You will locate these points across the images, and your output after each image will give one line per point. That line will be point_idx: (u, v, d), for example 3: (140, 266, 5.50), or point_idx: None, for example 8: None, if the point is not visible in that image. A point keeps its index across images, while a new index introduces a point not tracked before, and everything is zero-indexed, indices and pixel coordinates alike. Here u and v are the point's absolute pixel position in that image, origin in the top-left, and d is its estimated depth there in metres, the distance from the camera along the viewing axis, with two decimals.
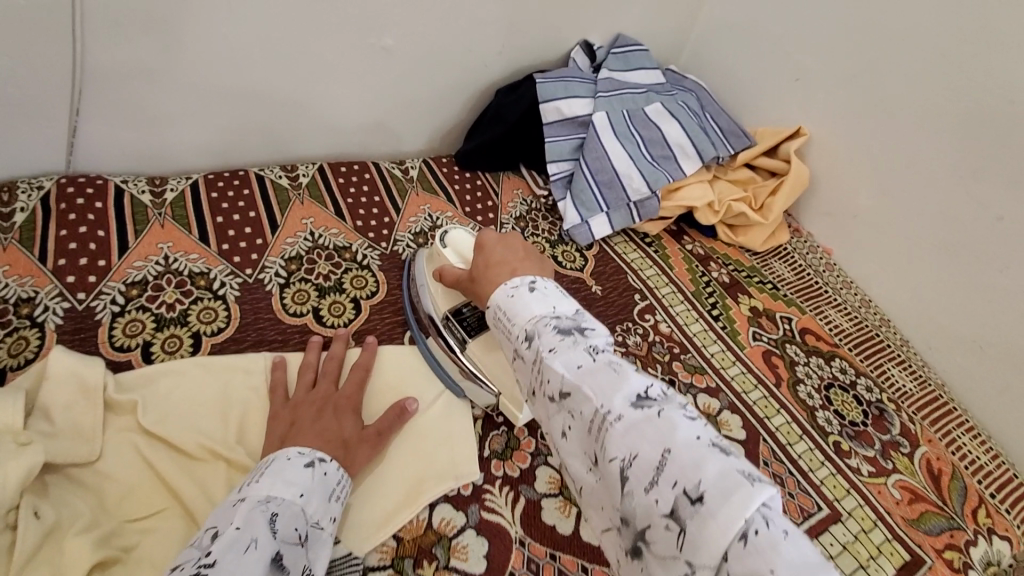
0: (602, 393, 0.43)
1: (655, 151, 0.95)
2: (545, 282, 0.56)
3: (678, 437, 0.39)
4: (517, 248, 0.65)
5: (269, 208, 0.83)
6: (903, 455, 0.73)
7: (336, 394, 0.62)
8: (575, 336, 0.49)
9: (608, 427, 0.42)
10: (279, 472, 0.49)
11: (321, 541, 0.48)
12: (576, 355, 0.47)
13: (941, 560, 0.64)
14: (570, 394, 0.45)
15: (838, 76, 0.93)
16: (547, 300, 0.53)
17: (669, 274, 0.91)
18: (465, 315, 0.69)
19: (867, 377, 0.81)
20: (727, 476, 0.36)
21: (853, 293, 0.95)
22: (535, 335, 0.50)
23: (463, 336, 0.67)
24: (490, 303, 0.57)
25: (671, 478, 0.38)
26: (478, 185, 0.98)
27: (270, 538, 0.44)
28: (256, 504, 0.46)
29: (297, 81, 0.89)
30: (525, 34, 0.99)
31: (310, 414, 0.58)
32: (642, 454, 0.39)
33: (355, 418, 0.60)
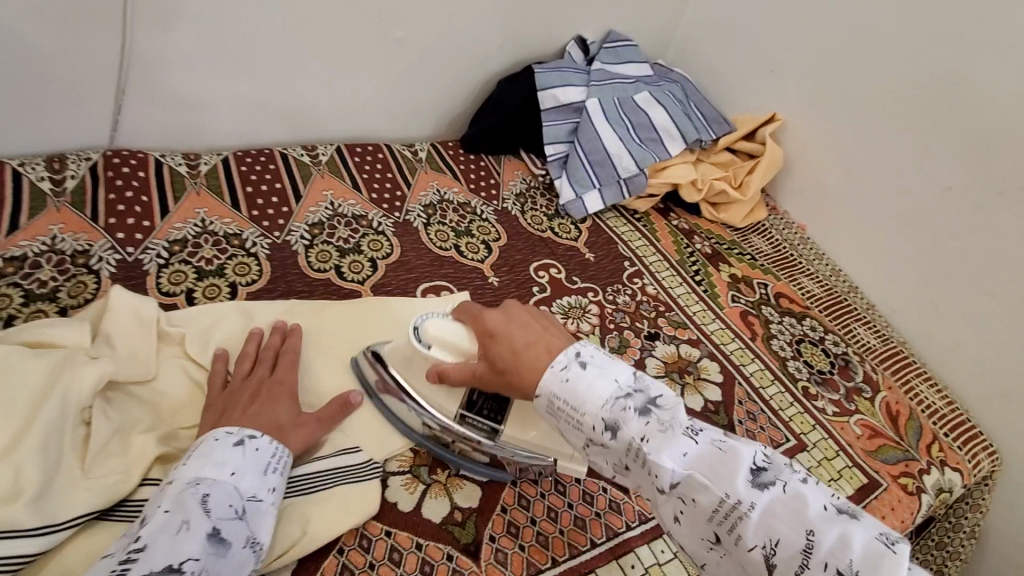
0: (723, 481, 0.46)
1: (643, 134, 1.04)
2: (587, 348, 0.55)
3: (812, 513, 0.44)
4: (529, 321, 0.58)
5: (293, 180, 0.92)
6: (865, 398, 0.82)
7: (270, 379, 0.61)
8: (654, 413, 0.50)
9: (739, 515, 0.45)
10: (207, 455, 0.50)
11: (263, 511, 0.49)
12: (679, 443, 0.49)
13: (897, 484, 0.73)
14: (682, 485, 0.48)
15: (809, 66, 1.02)
16: (607, 373, 0.52)
17: (657, 245, 1.00)
18: (476, 402, 0.61)
19: (834, 334, 0.90)
20: (869, 544, 0.42)
21: (825, 263, 1.04)
22: (616, 422, 0.50)
23: (492, 426, 0.60)
24: (535, 389, 0.54)
25: (822, 560, 0.42)
26: (482, 166, 1.07)
27: (202, 516, 0.45)
28: (184, 487, 0.46)
29: (318, 68, 0.98)
30: (524, 29, 1.09)
31: (244, 400, 0.57)
32: (782, 538, 0.44)
33: (290, 402, 0.59)
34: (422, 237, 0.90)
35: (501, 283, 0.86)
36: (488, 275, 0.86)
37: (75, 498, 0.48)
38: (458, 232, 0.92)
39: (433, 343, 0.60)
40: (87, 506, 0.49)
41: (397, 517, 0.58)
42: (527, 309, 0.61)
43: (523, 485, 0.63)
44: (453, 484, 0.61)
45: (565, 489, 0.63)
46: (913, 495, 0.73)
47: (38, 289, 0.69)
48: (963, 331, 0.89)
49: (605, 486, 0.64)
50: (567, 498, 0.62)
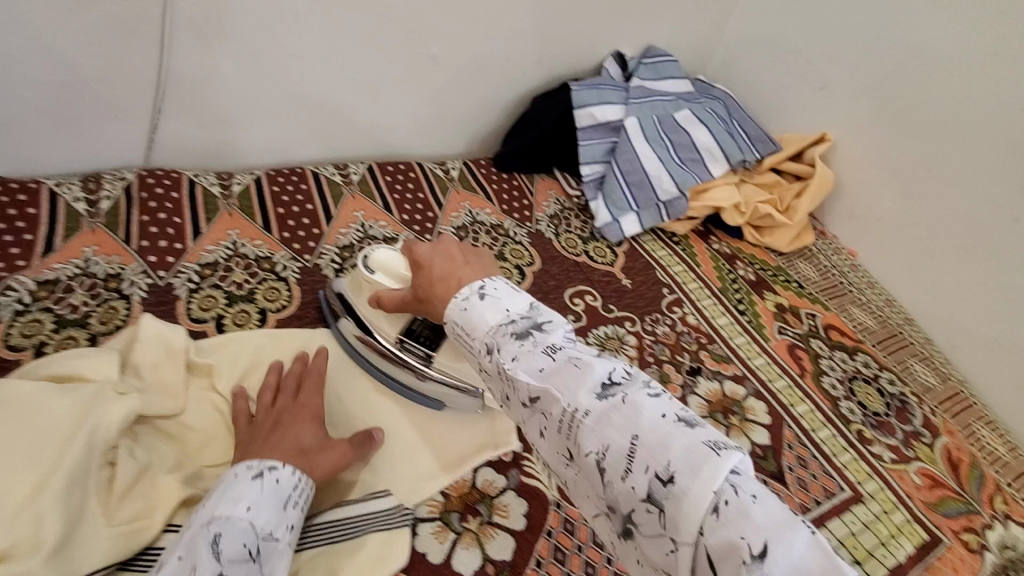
0: (567, 391, 0.41)
1: (684, 154, 1.00)
2: (494, 281, 0.51)
3: (643, 420, 0.38)
4: (454, 254, 0.56)
5: (324, 201, 0.90)
6: (925, 444, 0.76)
7: (293, 404, 0.60)
8: (533, 337, 0.45)
9: (578, 423, 0.40)
10: (225, 492, 0.48)
11: (277, 551, 0.47)
12: (535, 358, 0.44)
13: (960, 541, 0.67)
14: (538, 399, 0.42)
15: (862, 85, 0.97)
16: (500, 303, 0.49)
17: (696, 270, 0.95)
18: (416, 329, 0.65)
19: (890, 371, 0.84)
20: (694, 450, 0.36)
21: (877, 293, 0.97)
22: (495, 345, 0.46)
23: (426, 352, 0.65)
24: (445, 318, 0.52)
25: (643, 463, 0.37)
26: (515, 185, 1.04)
27: (211, 560, 0.43)
28: (199, 527, 0.45)
29: (354, 86, 0.97)
30: (561, 45, 1.06)
31: (266, 430, 0.56)
32: (613, 444, 0.38)
33: (313, 426, 0.58)
34: None
35: None
36: None
37: (95, 548, 0.47)
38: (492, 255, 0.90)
39: (378, 269, 0.67)
40: (108, 557, 0.47)
41: (426, 569, 0.54)
42: (461, 244, 0.58)
43: (559, 536, 0.58)
44: (485, 534, 0.57)
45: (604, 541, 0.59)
46: (978, 554, 0.67)
47: (70, 315, 0.68)
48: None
49: None
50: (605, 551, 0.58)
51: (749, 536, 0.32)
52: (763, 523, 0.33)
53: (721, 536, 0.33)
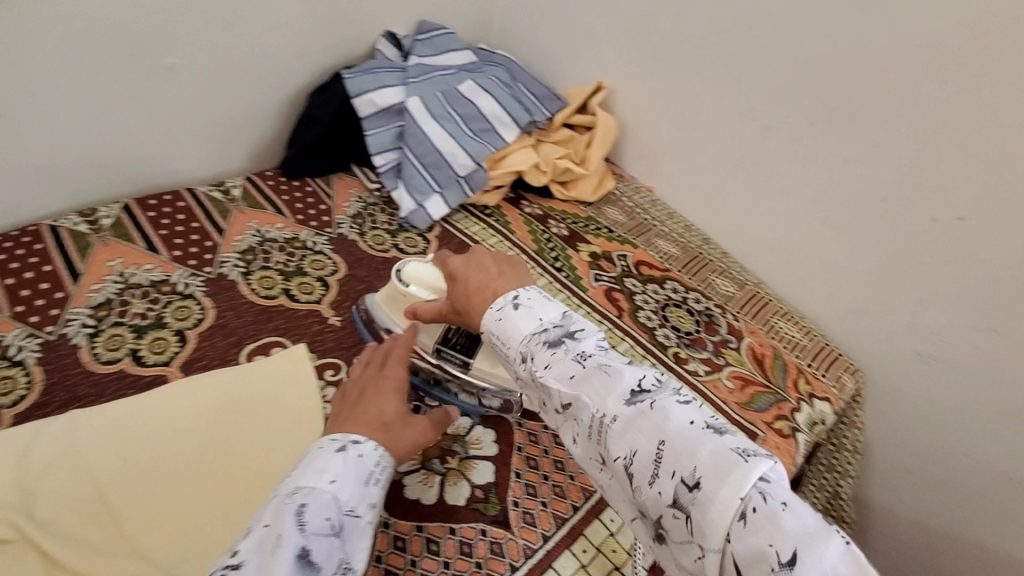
0: (597, 398, 0.45)
1: (474, 126, 0.98)
2: (527, 291, 0.54)
3: (673, 426, 0.42)
4: (487, 263, 0.59)
5: (67, 258, 0.76)
6: (733, 349, 0.83)
7: (378, 376, 0.56)
8: (565, 344, 0.49)
9: (606, 429, 0.44)
10: (310, 464, 0.45)
11: (358, 529, 0.43)
12: (566, 365, 0.47)
13: (773, 431, 0.74)
14: (570, 404, 0.46)
15: (624, 28, 1.01)
16: (532, 312, 0.52)
17: (512, 238, 0.95)
18: (451, 337, 0.67)
19: (695, 291, 0.90)
20: (722, 458, 0.40)
21: (677, 221, 1.04)
22: (529, 354, 0.50)
23: (464, 359, 0.66)
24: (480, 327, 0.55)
25: (670, 468, 0.41)
26: (309, 191, 0.96)
27: (294, 531, 0.39)
28: (283, 498, 0.42)
29: (77, 117, 0.81)
30: (325, 33, 0.98)
31: (346, 405, 0.54)
32: (641, 450, 0.42)
33: (398, 399, 0.54)
34: (243, 289, 0.77)
35: (344, 322, 0.76)
36: (328, 317, 0.76)
37: None
38: (287, 273, 0.81)
39: (413, 282, 0.70)
40: None
41: None
42: (493, 254, 0.60)
43: (390, 558, 0.54)
44: None
45: (440, 545, 0.56)
46: (790, 437, 0.74)
47: None
48: (804, 263, 0.92)
49: (483, 529, 0.57)
50: (442, 557, 0.55)
51: (778, 544, 0.36)
52: (793, 529, 0.36)
53: (748, 543, 0.37)
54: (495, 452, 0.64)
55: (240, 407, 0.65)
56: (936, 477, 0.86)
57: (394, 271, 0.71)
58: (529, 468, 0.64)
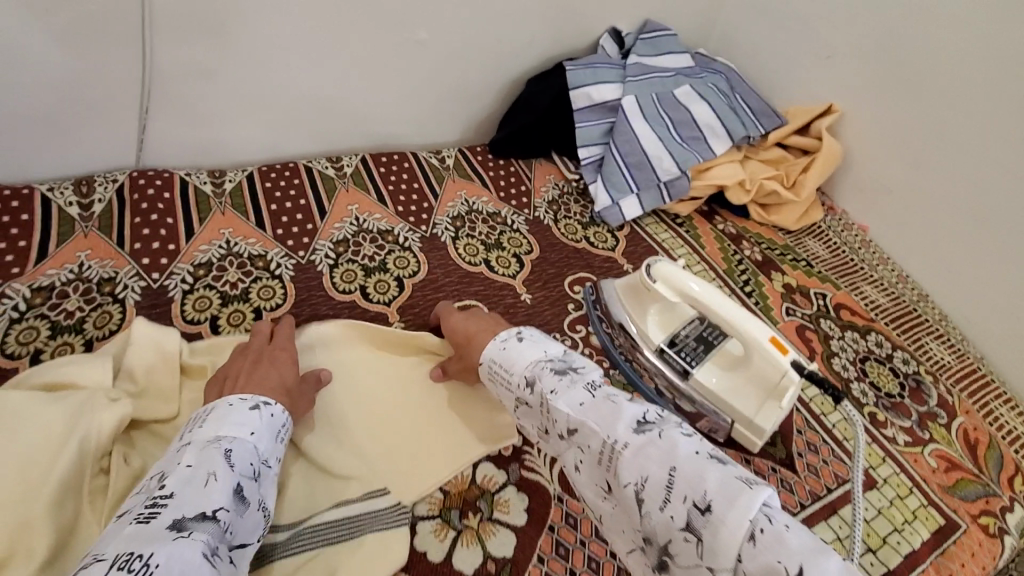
0: (606, 425, 0.49)
1: (684, 132, 0.97)
2: (530, 330, 0.62)
3: (681, 453, 0.45)
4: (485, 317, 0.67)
5: (317, 195, 0.89)
6: (940, 424, 0.74)
7: (269, 347, 0.63)
8: (572, 374, 0.54)
9: (617, 454, 0.47)
10: (223, 416, 0.51)
11: (270, 478, 0.51)
12: (576, 393, 0.52)
13: (977, 525, 0.66)
14: (577, 431, 0.51)
15: (873, 51, 0.92)
16: (539, 345, 0.59)
17: (701, 253, 0.93)
18: (680, 342, 0.69)
19: (903, 350, 0.81)
20: (729, 483, 0.42)
21: (889, 269, 0.95)
22: (535, 378, 0.55)
23: (686, 367, 0.67)
24: (482, 359, 0.61)
25: (681, 493, 0.43)
26: (512, 172, 1.01)
27: (224, 469, 0.47)
28: (206, 444, 0.48)
29: (339, 76, 0.93)
30: (555, 24, 1.02)
31: (243, 369, 0.59)
32: (651, 476, 0.45)
33: (289, 367, 0.61)
34: (451, 252, 0.85)
35: (534, 300, 0.81)
36: (521, 293, 0.81)
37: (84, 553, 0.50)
38: (488, 245, 0.87)
39: (661, 280, 0.67)
40: None
41: (426, 568, 0.55)
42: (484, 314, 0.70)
43: (562, 531, 0.59)
44: (485, 531, 0.58)
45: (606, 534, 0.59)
46: (996, 537, 0.66)
47: (65, 321, 0.70)
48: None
49: None
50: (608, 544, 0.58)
51: (787, 561, 0.38)
52: (799, 549, 0.38)
53: (759, 562, 0.39)
54: None
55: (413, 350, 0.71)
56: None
57: (644, 264, 0.69)
58: None
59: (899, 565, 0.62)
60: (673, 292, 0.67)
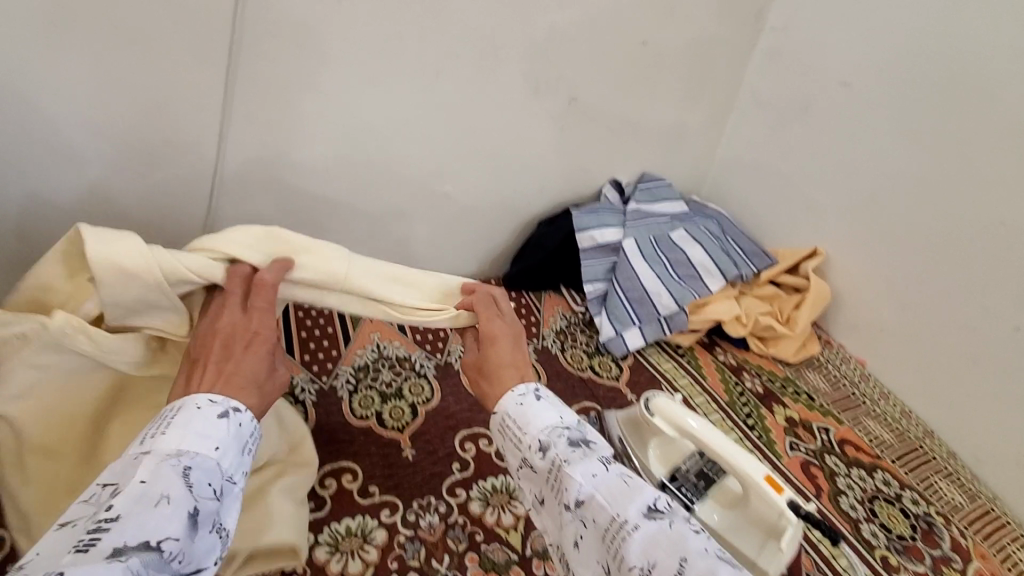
0: (618, 503, 0.49)
1: (681, 271, 1.06)
2: (546, 390, 0.63)
3: (689, 545, 0.46)
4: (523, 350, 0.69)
5: (343, 324, 0.94)
6: (954, 570, 0.73)
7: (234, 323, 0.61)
8: (584, 447, 0.55)
9: (625, 535, 0.47)
10: (187, 425, 0.51)
11: (232, 493, 0.51)
12: (589, 464, 0.53)
13: None
14: (586, 502, 0.51)
15: (849, 205, 1.03)
16: (554, 410, 0.60)
17: (703, 383, 0.97)
18: (681, 479, 0.70)
19: (912, 489, 0.81)
20: None
21: (892, 403, 0.98)
22: (549, 445, 0.56)
23: (688, 504, 0.68)
24: (497, 408, 0.62)
25: None
26: (523, 303, 1.09)
27: (183, 491, 0.46)
28: (163, 459, 0.47)
29: (375, 221, 1.06)
30: (565, 178, 1.17)
31: (217, 355, 0.58)
32: (660, 563, 0.45)
33: (267, 362, 0.60)
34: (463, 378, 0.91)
35: None
36: None
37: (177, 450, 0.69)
38: None
39: (660, 414, 0.71)
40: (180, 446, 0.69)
41: None
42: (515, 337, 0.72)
43: None
44: None
45: None
46: None
47: None
48: None
49: None
50: None
51: None
52: None
53: None
54: None
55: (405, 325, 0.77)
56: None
57: (641, 398, 0.74)
58: None
59: None
60: (669, 425, 0.70)
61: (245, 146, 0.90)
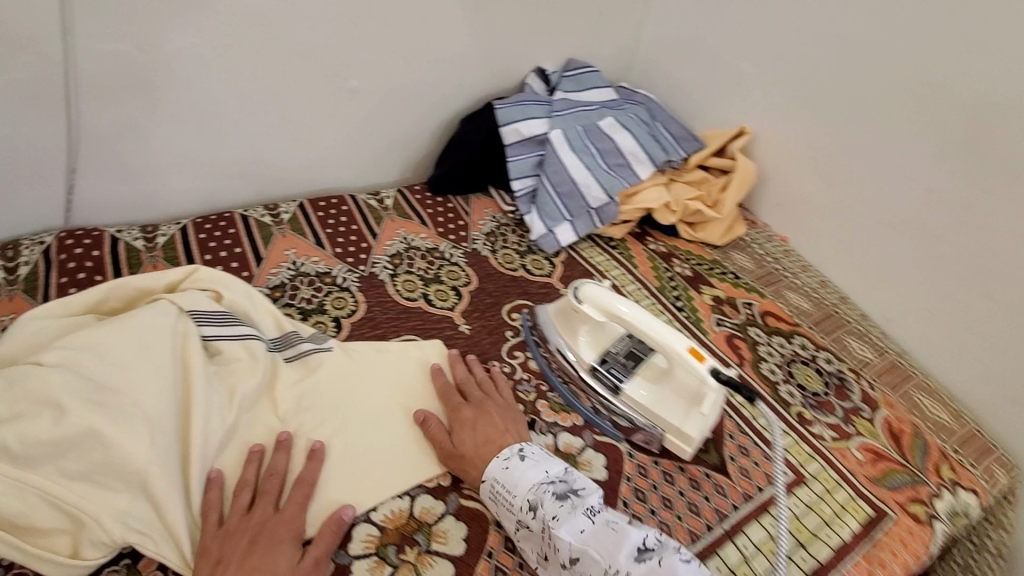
0: (608, 554, 0.54)
1: (611, 161, 1.02)
2: (530, 446, 0.64)
3: None
4: (492, 418, 0.67)
5: (253, 243, 0.90)
6: (864, 418, 0.77)
7: (274, 518, 0.57)
8: (572, 500, 0.58)
9: None
10: None
11: None
12: (578, 519, 0.56)
13: (905, 513, 0.67)
14: (579, 559, 0.54)
15: (774, 78, 1.01)
16: (539, 465, 0.61)
17: (634, 272, 0.97)
18: (610, 361, 0.72)
19: (827, 351, 0.85)
20: None
21: (811, 275, 1.00)
22: (538, 502, 0.58)
23: (616, 383, 0.70)
24: (483, 477, 0.62)
25: None
26: (450, 208, 1.03)
27: None
28: None
29: (275, 127, 0.95)
30: (484, 67, 1.07)
31: (240, 550, 0.53)
32: None
33: (292, 551, 0.55)
34: (389, 289, 0.86)
35: (473, 330, 0.82)
36: (459, 325, 0.82)
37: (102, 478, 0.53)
38: (427, 279, 0.89)
39: (587, 301, 0.70)
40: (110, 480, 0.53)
41: None
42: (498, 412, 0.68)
43: (501, 556, 0.60)
44: (423, 564, 0.58)
45: None
46: (926, 524, 0.67)
47: None
48: (943, 335, 0.89)
49: None
50: None
51: None
52: None
53: None
54: (604, 476, 0.65)
55: (370, 386, 0.71)
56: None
57: (569, 287, 0.73)
58: (636, 499, 0.64)
59: (828, 557, 0.62)
60: (599, 311, 0.70)
61: (100, 42, 0.76)
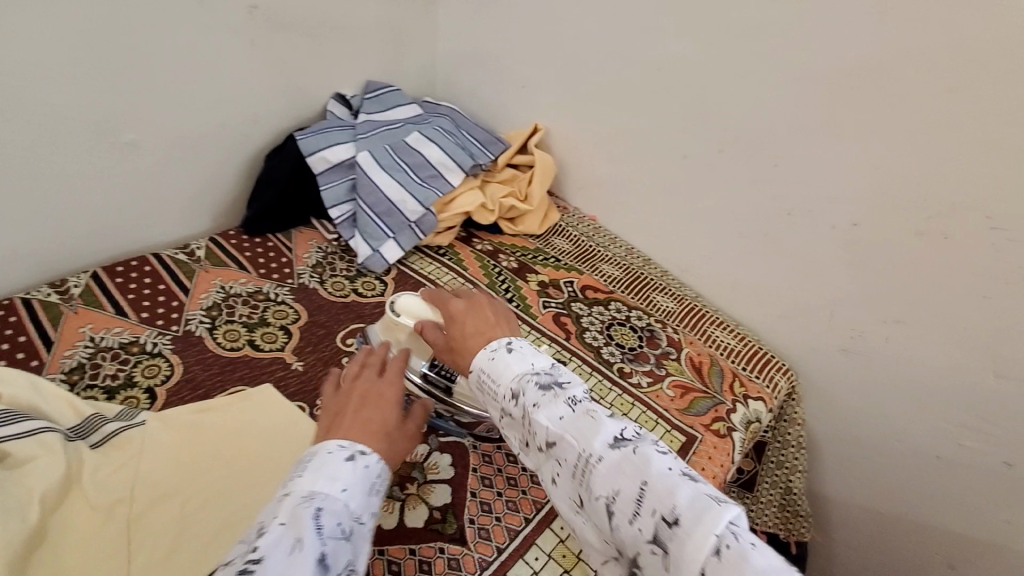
0: (583, 439, 0.47)
1: (422, 173, 1.05)
2: (521, 341, 0.59)
3: (654, 468, 0.44)
4: (487, 315, 0.64)
5: (38, 327, 0.80)
6: (673, 359, 0.89)
7: (377, 383, 0.60)
8: (555, 390, 0.52)
9: (590, 468, 0.46)
10: (320, 467, 0.47)
11: (363, 535, 0.46)
12: (556, 407, 0.50)
13: (709, 432, 0.80)
14: (556, 443, 0.49)
15: (553, 77, 1.10)
16: (525, 358, 0.56)
17: (465, 274, 1.01)
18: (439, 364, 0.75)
19: (637, 309, 0.97)
20: (695, 497, 0.42)
21: (618, 245, 1.12)
22: (520, 392, 0.53)
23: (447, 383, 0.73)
24: (472, 369, 0.58)
25: (650, 507, 0.42)
26: (270, 247, 1.00)
27: (313, 534, 0.42)
28: (301, 499, 0.45)
29: (44, 197, 0.86)
30: (279, 100, 1.05)
31: (354, 401, 0.57)
32: (622, 489, 0.44)
33: (390, 409, 0.57)
34: (209, 344, 0.82)
35: (307, 365, 0.81)
36: (290, 364, 0.81)
37: None
38: (251, 325, 0.86)
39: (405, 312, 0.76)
40: None
41: None
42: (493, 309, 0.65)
43: None
44: None
45: (400, 567, 0.62)
46: (726, 436, 0.80)
47: None
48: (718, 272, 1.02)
49: (440, 547, 0.64)
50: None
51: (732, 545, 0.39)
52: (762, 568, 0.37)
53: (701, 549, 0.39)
54: (451, 474, 0.71)
55: (197, 449, 0.68)
56: (884, 467, 0.93)
57: (389, 301, 0.78)
58: (484, 486, 0.71)
59: None
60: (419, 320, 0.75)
61: None
